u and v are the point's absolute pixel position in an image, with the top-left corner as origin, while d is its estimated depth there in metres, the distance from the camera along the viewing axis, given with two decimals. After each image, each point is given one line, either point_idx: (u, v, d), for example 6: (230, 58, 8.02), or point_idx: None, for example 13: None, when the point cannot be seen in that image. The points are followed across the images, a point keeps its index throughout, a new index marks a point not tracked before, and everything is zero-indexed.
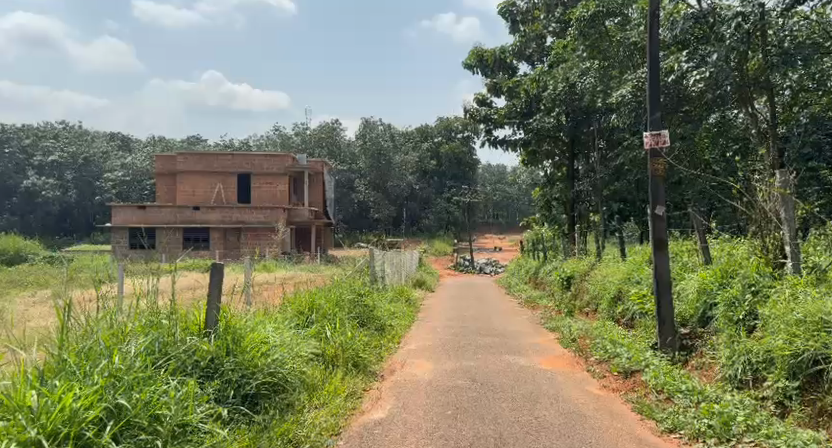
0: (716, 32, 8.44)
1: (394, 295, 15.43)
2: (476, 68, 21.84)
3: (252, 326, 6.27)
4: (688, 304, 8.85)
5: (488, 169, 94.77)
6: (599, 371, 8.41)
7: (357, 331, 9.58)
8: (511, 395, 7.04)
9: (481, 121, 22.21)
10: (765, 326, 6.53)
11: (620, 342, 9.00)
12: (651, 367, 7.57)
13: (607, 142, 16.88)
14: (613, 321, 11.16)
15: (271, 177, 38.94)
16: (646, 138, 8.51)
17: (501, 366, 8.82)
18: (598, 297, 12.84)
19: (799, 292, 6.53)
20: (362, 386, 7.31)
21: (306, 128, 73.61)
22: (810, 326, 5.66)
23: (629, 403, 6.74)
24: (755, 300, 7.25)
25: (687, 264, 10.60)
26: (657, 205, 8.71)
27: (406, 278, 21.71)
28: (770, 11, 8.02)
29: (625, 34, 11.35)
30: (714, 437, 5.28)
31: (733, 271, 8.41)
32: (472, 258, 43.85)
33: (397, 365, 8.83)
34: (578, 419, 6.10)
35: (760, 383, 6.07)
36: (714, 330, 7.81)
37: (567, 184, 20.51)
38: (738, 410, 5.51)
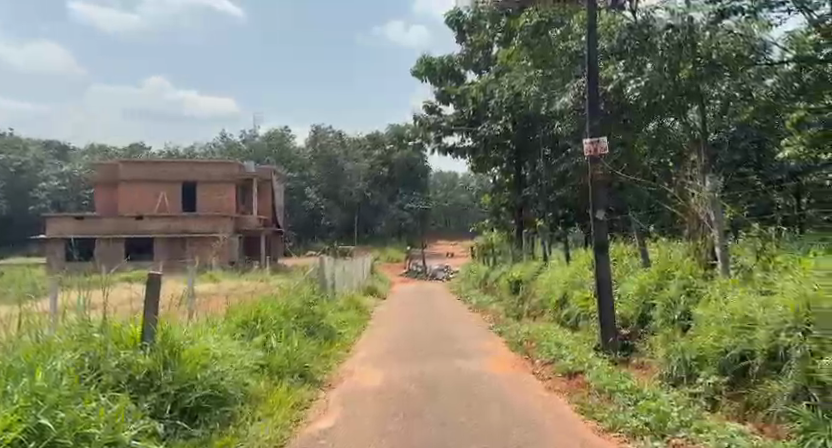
0: (650, 43, 8.99)
1: (344, 304, 15.36)
2: (424, 77, 22.11)
3: (192, 338, 6.12)
4: (628, 306, 9.16)
5: (440, 176, 95.74)
6: (544, 373, 8.59)
7: (305, 340, 9.47)
8: (459, 400, 7.10)
9: (430, 128, 22.41)
10: (697, 325, 6.82)
11: (564, 344, 9.24)
12: (593, 368, 7.79)
13: (552, 150, 17.03)
14: (559, 324, 11.43)
15: (218, 185, 38.17)
16: (586, 146, 8.81)
17: (450, 371, 8.90)
18: (545, 300, 13.13)
19: (728, 292, 6.84)
20: (309, 396, 7.24)
21: (254, 136, 72.53)
22: (737, 324, 5.94)
23: (572, 403, 6.90)
24: (688, 300, 7.57)
25: (627, 267, 10.97)
26: (597, 210, 9.00)
27: (357, 286, 21.60)
28: (697, 25, 8.52)
29: (566, 44, 11.77)
30: (651, 433, 5.43)
31: (670, 273, 8.77)
32: (424, 265, 44.17)
33: (345, 373, 8.77)
34: (523, 422, 6.19)
35: (693, 380, 6.30)
36: (653, 331, 8.10)
37: (515, 191, 20.72)
38: (673, 408, 5.73)
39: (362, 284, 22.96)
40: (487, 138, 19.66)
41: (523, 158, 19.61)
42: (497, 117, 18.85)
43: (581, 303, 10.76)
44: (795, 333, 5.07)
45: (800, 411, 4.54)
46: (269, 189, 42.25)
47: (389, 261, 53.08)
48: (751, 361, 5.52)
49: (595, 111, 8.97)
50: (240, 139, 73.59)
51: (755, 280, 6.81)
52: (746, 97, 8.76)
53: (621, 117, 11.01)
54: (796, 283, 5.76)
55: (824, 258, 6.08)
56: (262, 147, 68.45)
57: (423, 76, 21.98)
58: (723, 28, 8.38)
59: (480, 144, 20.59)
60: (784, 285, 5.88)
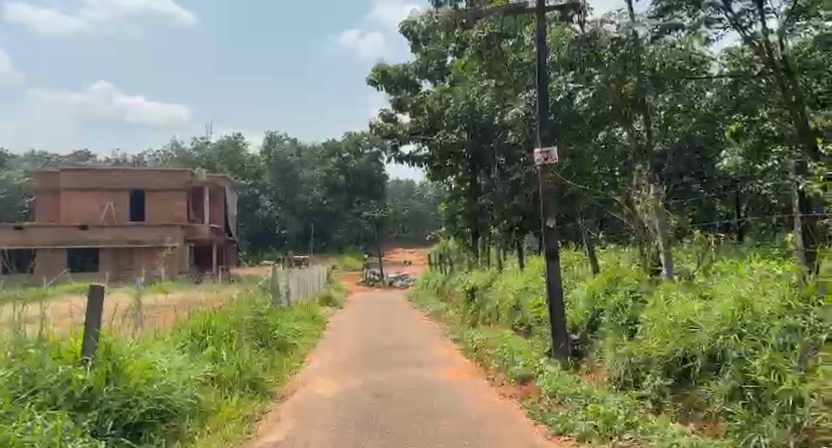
0: (598, 55, 9.31)
1: (299, 314, 15.17)
2: (380, 85, 22.22)
3: (137, 351, 5.93)
4: (579, 311, 9.36)
5: (397, 184, 95.87)
6: (497, 379, 8.67)
7: (257, 351, 9.32)
8: (411, 409, 7.09)
9: (387, 136, 22.48)
10: (643, 330, 7.02)
11: (517, 350, 9.37)
12: (544, 374, 7.92)
13: (506, 159, 17.32)
14: (512, 330, 11.59)
15: (168, 193, 36.94)
16: (537, 155, 8.98)
17: (405, 379, 8.88)
18: (499, 307, 13.28)
19: (671, 297, 7.06)
20: (260, 409, 7.09)
21: (207, 144, 71.12)
22: (680, 327, 6.12)
23: (524, 409, 6.98)
24: (634, 305, 7.79)
25: (578, 274, 11.23)
26: (547, 218, 9.18)
27: (313, 295, 21.38)
28: (642, 38, 8.75)
29: (518, 55, 12.03)
30: (599, 436, 5.55)
31: (617, 279, 9.02)
32: (381, 274, 44.05)
33: (298, 384, 8.65)
34: (477, 428, 6.25)
35: (640, 384, 6.48)
36: (601, 336, 8.30)
37: (470, 199, 20.82)
38: (620, 410, 5.88)
39: (318, 293, 22.73)
40: (443, 147, 19.74)
41: (478, 166, 19.79)
42: (453, 126, 19.05)
43: (534, 310, 10.94)
44: (732, 335, 5.26)
45: (737, 411, 4.71)
46: (220, 197, 41.38)
47: (346, 270, 52.73)
48: (692, 363, 5.70)
49: (544, 121, 9.18)
50: (192, 146, 71.99)
51: (697, 285, 7.07)
52: (688, 109, 9.01)
53: (570, 127, 11.26)
54: (733, 287, 6.01)
55: (759, 265, 6.37)
56: (216, 154, 67.12)
57: (379, 84, 22.08)
58: (664, 42, 8.60)
59: (436, 153, 20.70)
60: (721, 289, 6.13)
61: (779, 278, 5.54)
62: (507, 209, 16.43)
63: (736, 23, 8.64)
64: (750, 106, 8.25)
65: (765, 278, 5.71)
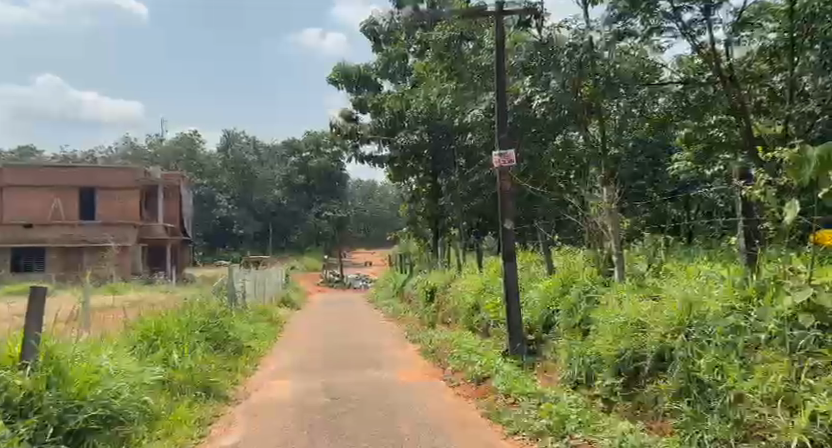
0: (554, 59, 9.34)
1: (255, 315, 14.91)
2: (341, 84, 22.14)
3: (82, 355, 5.71)
4: (534, 312, 9.49)
5: (358, 184, 95.57)
6: (454, 380, 8.72)
7: (210, 354, 9.12)
8: (369, 410, 7.05)
9: (347, 136, 22.32)
10: (595, 330, 7.17)
11: (475, 350, 9.44)
12: (500, 374, 8.00)
13: (467, 160, 17.45)
14: (470, 330, 11.69)
15: (119, 191, 35.56)
16: (495, 158, 9.05)
17: (362, 381, 8.84)
18: (457, 307, 13.37)
19: (623, 297, 7.24)
20: (212, 413, 6.94)
21: (163, 141, 69.35)
22: (630, 327, 6.24)
23: (480, 409, 7.03)
24: (587, 305, 7.95)
25: (535, 275, 11.39)
26: (505, 220, 9.26)
27: (271, 297, 21.05)
28: (596, 44, 8.99)
29: (477, 58, 12.16)
30: (551, 435, 5.63)
31: (572, 280, 9.18)
32: (340, 274, 43.82)
33: (253, 387, 8.50)
34: (433, 429, 6.26)
35: (592, 382, 6.60)
36: (556, 336, 8.45)
37: (430, 199, 20.84)
38: (572, 409, 5.97)
39: (275, 294, 22.41)
40: (404, 147, 19.59)
41: (439, 168, 19.80)
42: (413, 127, 19.02)
43: (491, 311, 11.05)
44: (680, 335, 5.38)
45: (684, 408, 4.83)
46: (175, 196, 40.27)
47: (306, 270, 52.20)
48: (642, 363, 5.81)
49: (502, 124, 9.24)
50: (147, 143, 70.09)
51: (647, 286, 7.25)
52: (642, 113, 9.53)
53: (528, 130, 11.37)
54: (680, 287, 6.19)
55: (705, 266, 6.58)
56: (172, 151, 65.40)
57: (340, 83, 22.00)
58: (620, 49, 9.10)
59: (396, 153, 20.71)
60: (670, 289, 6.31)
61: (723, 279, 5.72)
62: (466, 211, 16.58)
63: (686, 32, 9.07)
64: (698, 111, 9.50)
65: (711, 280, 5.89)
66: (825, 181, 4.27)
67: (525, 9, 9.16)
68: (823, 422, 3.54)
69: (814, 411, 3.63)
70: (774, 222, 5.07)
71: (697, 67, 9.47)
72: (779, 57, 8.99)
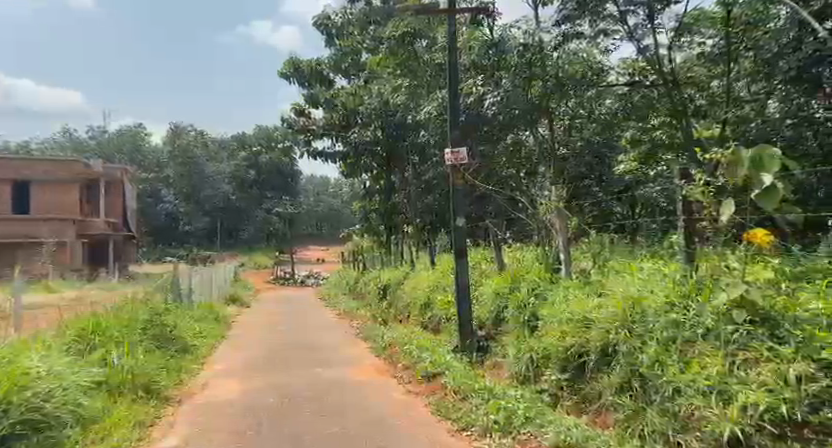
0: (505, 60, 9.47)
1: (202, 313, 14.51)
2: (292, 78, 21.80)
3: (10, 356, 5.40)
4: (485, 308, 9.59)
5: (311, 181, 94.69)
6: (405, 377, 8.72)
7: (153, 353, 8.81)
8: (318, 409, 6.95)
9: (299, 131, 21.98)
10: (543, 325, 7.30)
11: (426, 347, 9.49)
12: (451, 369, 8.04)
13: (420, 157, 17.13)
14: (421, 327, 11.77)
15: (59, 184, 34.16)
16: (447, 155, 9.06)
17: (313, 379, 8.73)
18: (409, 304, 13.42)
19: (569, 293, 7.39)
20: (154, 414, 6.71)
21: (105, 133, 66.63)
22: (576, 323, 6.36)
23: (430, 405, 7.06)
24: (535, 302, 8.10)
25: (486, 271, 11.54)
26: (457, 217, 9.29)
27: (218, 294, 20.51)
28: (546, 44, 9.40)
29: (431, 55, 12.14)
30: (499, 431, 5.68)
31: (521, 277, 9.31)
32: (292, 270, 43.33)
33: (197, 387, 8.26)
34: (383, 426, 6.25)
35: (539, 378, 6.70)
36: (506, 332, 8.59)
37: (384, 196, 20.81)
38: (519, 404, 6.03)
39: (223, 291, 21.85)
40: (357, 143, 19.63)
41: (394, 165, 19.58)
42: (367, 123, 18.91)
43: (443, 307, 11.15)
44: (623, 331, 5.50)
45: (626, 402, 4.94)
46: (119, 190, 38.84)
47: (256, 267, 51.20)
48: (587, 358, 5.92)
49: (455, 122, 9.25)
50: (87, 135, 67.21)
51: (593, 283, 7.41)
52: (591, 116, 10.12)
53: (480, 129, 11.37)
54: (624, 284, 6.34)
55: (647, 263, 6.80)
56: (114, 143, 62.85)
57: (291, 77, 21.67)
58: (567, 49, 9.50)
59: (349, 149, 20.50)
60: (614, 286, 6.47)
61: (664, 277, 5.89)
62: None
63: (630, 35, 10.31)
64: (643, 110, 10.71)
65: (653, 277, 6.07)
66: (757, 183, 4.48)
67: (476, 8, 9.14)
68: (754, 413, 3.71)
69: (745, 403, 3.79)
70: (710, 221, 5.29)
71: (642, 69, 10.81)
72: (716, 63, 10.66)
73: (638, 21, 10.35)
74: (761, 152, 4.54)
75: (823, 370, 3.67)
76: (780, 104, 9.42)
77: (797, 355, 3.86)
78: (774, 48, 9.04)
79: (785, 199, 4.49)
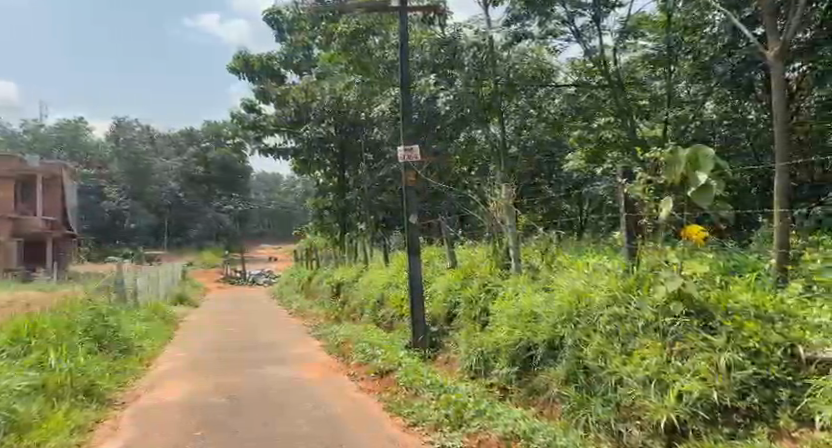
0: (457, 59, 9.57)
1: (148, 313, 14.08)
2: (243, 73, 22.05)
3: None
4: (437, 304, 9.66)
5: (263, 178, 93.06)
6: (357, 374, 8.70)
7: (94, 355, 8.51)
8: (267, 409, 6.88)
9: (249, 127, 21.69)
10: (493, 320, 7.43)
11: (379, 344, 9.48)
12: (403, 366, 8.08)
13: (374, 154, 17.62)
14: (375, 324, 11.76)
15: None
16: (401, 153, 9.05)
17: (263, 379, 8.61)
18: (363, 302, 13.37)
19: (519, 288, 7.54)
20: (93, 418, 6.48)
21: (41, 127, 63.52)
22: (525, 317, 6.48)
23: (381, 402, 7.07)
24: (486, 297, 8.24)
25: (438, 268, 11.63)
26: (410, 214, 9.34)
27: (165, 294, 19.86)
28: (496, 45, 9.42)
29: (383, 53, 12.19)
30: (450, 425, 5.74)
31: (472, 273, 9.42)
32: (243, 269, 42.39)
33: (142, 390, 8.01)
34: (334, 424, 6.23)
35: (490, 372, 6.80)
36: (458, 328, 8.69)
37: (337, 193, 20.72)
38: (469, 399, 6.12)
39: (171, 291, 21.17)
40: (310, 140, 19.00)
41: (347, 161, 19.48)
42: (319, 120, 18.75)
43: (397, 304, 11.18)
44: (570, 324, 5.64)
45: (571, 393, 5.07)
46: (57, 186, 37.20)
47: (205, 267, 49.81)
48: (534, 352, 6.06)
49: (408, 120, 9.27)
50: (22, 130, 63.97)
51: (541, 278, 7.59)
52: (540, 115, 10.48)
53: (434, 126, 11.57)
54: (570, 279, 6.51)
55: (593, 259, 7.01)
56: (53, 138, 60.08)
57: (242, 72, 21.89)
58: (517, 50, 9.64)
59: (302, 146, 20.34)
60: (561, 281, 6.64)
61: (607, 271, 6.07)
62: (375, 205, 17.31)
63: (577, 37, 10.65)
64: (589, 111, 11.20)
65: (597, 272, 6.24)
66: (692, 182, 4.71)
67: (427, 6, 9.16)
68: (689, 400, 3.89)
69: (681, 391, 3.96)
70: (649, 219, 5.49)
71: (588, 70, 11.29)
72: (656, 65, 11.10)
73: (585, 24, 10.67)
74: (696, 151, 4.76)
75: (751, 358, 3.91)
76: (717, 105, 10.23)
77: (727, 344, 4.07)
78: (712, 53, 9.44)
79: (718, 196, 4.74)
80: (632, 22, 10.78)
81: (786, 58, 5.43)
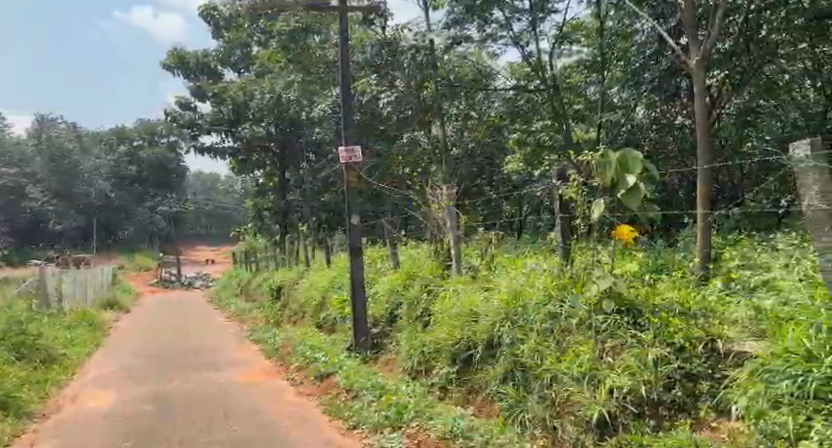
0: (398, 60, 9.58)
1: (73, 319, 13.38)
2: (177, 70, 21.42)
3: None
4: (379, 306, 9.64)
5: (200, 178, 90.38)
6: (297, 378, 8.55)
7: (11, 365, 8.01)
8: (202, 415, 6.68)
9: (184, 125, 21.06)
10: (434, 320, 7.47)
11: (319, 347, 9.35)
12: (344, 368, 8.02)
13: (316, 155, 17.47)
14: (316, 327, 11.61)
15: None
16: (341, 153, 8.96)
17: (198, 385, 8.34)
18: (304, 304, 13.19)
19: (459, 288, 7.61)
20: (10, 433, 6.11)
21: None
22: (465, 317, 6.54)
23: (322, 406, 6.96)
24: (428, 298, 8.29)
25: (380, 269, 11.60)
26: (351, 215, 9.26)
27: (93, 298, 18.91)
28: (437, 47, 9.43)
29: (323, 52, 12.13)
30: (390, 426, 5.72)
31: (414, 274, 9.43)
32: (179, 272, 41.05)
33: (66, 400, 7.61)
34: (270, 430, 6.08)
35: (430, 372, 6.84)
36: (399, 329, 8.70)
37: (278, 194, 20.44)
38: (409, 399, 6.12)
39: (100, 295, 20.18)
40: (249, 139, 18.80)
41: (288, 160, 19.26)
42: (259, 119, 18.42)
43: (338, 306, 11.09)
44: (507, 323, 5.72)
45: (508, 391, 5.14)
46: None
47: (137, 270, 47.80)
48: (474, 351, 6.13)
49: (348, 119, 9.17)
50: None
51: (481, 278, 7.70)
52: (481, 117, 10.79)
53: (376, 128, 11.71)
54: (508, 279, 6.63)
55: (530, 259, 7.18)
56: None
57: (176, 69, 21.29)
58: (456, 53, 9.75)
59: (241, 145, 19.93)
60: (499, 281, 6.75)
61: (543, 271, 6.21)
62: (316, 206, 17.20)
63: (516, 43, 10.91)
64: (526, 115, 11.39)
65: (534, 272, 6.39)
66: (622, 184, 4.88)
67: (367, 6, 9.13)
68: (619, 396, 4.03)
69: (612, 386, 4.10)
70: (583, 221, 5.64)
71: (526, 74, 11.61)
72: (591, 70, 11.50)
73: (522, 28, 10.87)
74: (625, 155, 4.93)
75: (676, 353, 4.10)
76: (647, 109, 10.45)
77: (655, 340, 4.24)
78: (642, 60, 9.82)
79: (646, 198, 4.92)
80: (567, 28, 11.12)
81: (706, 66, 5.75)
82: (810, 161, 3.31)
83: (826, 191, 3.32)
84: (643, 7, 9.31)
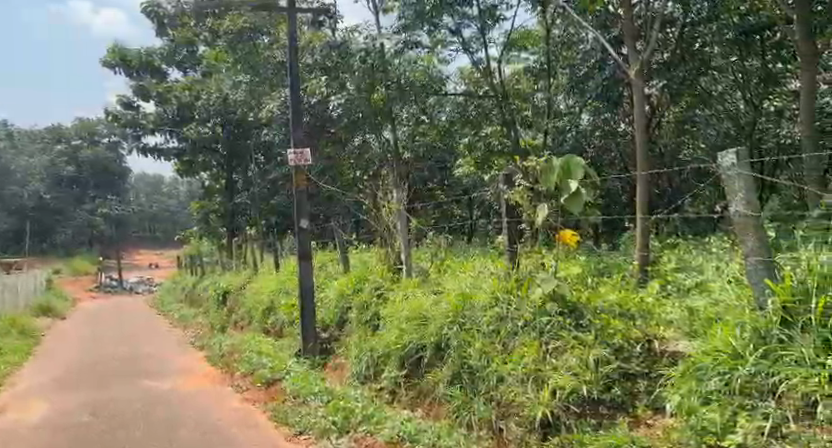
0: (347, 63, 9.51)
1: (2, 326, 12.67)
2: (119, 68, 20.71)
3: None
4: (329, 310, 9.55)
5: (144, 179, 87.36)
6: (243, 385, 8.36)
7: None
8: (142, 423, 6.47)
9: (127, 125, 20.36)
10: (384, 324, 7.46)
11: (266, 353, 9.18)
12: (291, 374, 7.90)
13: (265, 157, 17.22)
14: (263, 332, 11.39)
15: None
16: (291, 155, 8.77)
17: (139, 393, 8.06)
18: (251, 309, 12.92)
19: (409, 292, 7.62)
20: None
21: None
22: (413, 320, 6.55)
23: (267, 412, 6.83)
24: (377, 302, 8.28)
25: (330, 273, 11.48)
26: (300, 218, 9.13)
27: (26, 305, 17.96)
28: (387, 51, 9.42)
29: (272, 53, 12.00)
30: (336, 432, 5.66)
31: (364, 278, 9.36)
32: (120, 277, 39.54)
33: None
34: (213, 437, 5.96)
35: (379, 376, 6.82)
36: (349, 333, 8.64)
37: (226, 197, 20.05)
38: (357, 404, 6.07)
39: (33, 302, 19.17)
40: (195, 140, 18.50)
41: (236, 162, 18.88)
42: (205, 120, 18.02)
43: (287, 310, 10.91)
44: (455, 325, 5.79)
45: (456, 393, 5.18)
46: None
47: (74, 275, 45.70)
48: (422, 354, 6.15)
49: (297, 122, 9.06)
50: None
51: (430, 281, 7.75)
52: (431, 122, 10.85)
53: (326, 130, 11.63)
54: (456, 283, 6.69)
55: (478, 262, 7.27)
56: None
57: (117, 67, 20.58)
58: (406, 58, 9.71)
59: (186, 146, 19.42)
60: (448, 285, 6.80)
61: (491, 274, 6.30)
62: (265, 209, 16.94)
63: (465, 50, 11.08)
64: (477, 119, 11.70)
65: (481, 275, 6.47)
66: (565, 189, 5.02)
67: (317, 8, 9.06)
68: (561, 395, 4.13)
69: (555, 387, 4.19)
70: (529, 225, 5.75)
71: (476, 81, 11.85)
72: (538, 78, 11.82)
73: (472, 35, 11.05)
74: (568, 161, 5.05)
75: (614, 353, 4.26)
76: (592, 116, 10.77)
77: (596, 340, 4.40)
78: (586, 68, 10.11)
79: (588, 203, 5.07)
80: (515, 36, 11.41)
81: (644, 76, 6.02)
82: (734, 169, 3.48)
83: (749, 197, 3.47)
84: (586, 17, 9.59)
